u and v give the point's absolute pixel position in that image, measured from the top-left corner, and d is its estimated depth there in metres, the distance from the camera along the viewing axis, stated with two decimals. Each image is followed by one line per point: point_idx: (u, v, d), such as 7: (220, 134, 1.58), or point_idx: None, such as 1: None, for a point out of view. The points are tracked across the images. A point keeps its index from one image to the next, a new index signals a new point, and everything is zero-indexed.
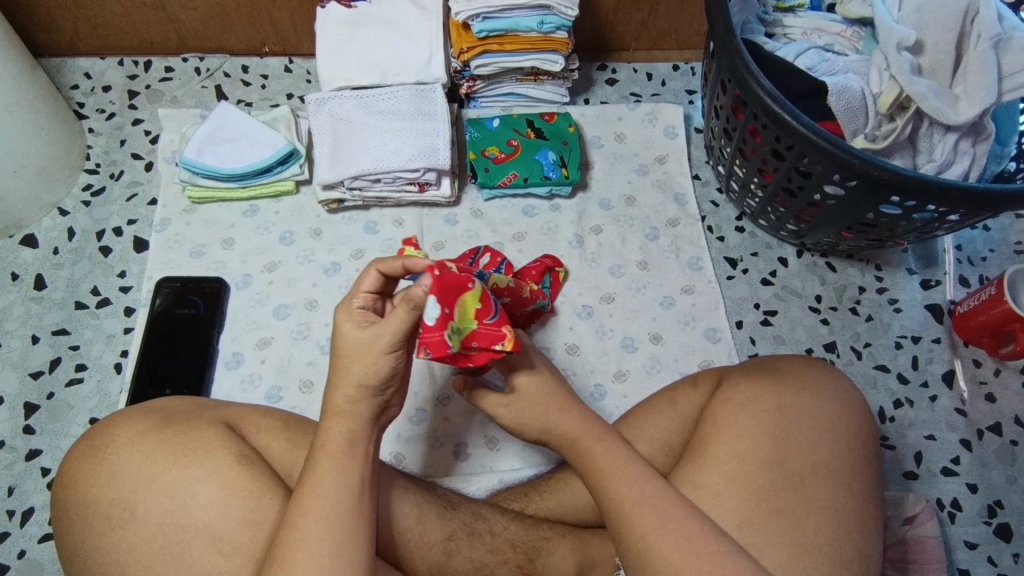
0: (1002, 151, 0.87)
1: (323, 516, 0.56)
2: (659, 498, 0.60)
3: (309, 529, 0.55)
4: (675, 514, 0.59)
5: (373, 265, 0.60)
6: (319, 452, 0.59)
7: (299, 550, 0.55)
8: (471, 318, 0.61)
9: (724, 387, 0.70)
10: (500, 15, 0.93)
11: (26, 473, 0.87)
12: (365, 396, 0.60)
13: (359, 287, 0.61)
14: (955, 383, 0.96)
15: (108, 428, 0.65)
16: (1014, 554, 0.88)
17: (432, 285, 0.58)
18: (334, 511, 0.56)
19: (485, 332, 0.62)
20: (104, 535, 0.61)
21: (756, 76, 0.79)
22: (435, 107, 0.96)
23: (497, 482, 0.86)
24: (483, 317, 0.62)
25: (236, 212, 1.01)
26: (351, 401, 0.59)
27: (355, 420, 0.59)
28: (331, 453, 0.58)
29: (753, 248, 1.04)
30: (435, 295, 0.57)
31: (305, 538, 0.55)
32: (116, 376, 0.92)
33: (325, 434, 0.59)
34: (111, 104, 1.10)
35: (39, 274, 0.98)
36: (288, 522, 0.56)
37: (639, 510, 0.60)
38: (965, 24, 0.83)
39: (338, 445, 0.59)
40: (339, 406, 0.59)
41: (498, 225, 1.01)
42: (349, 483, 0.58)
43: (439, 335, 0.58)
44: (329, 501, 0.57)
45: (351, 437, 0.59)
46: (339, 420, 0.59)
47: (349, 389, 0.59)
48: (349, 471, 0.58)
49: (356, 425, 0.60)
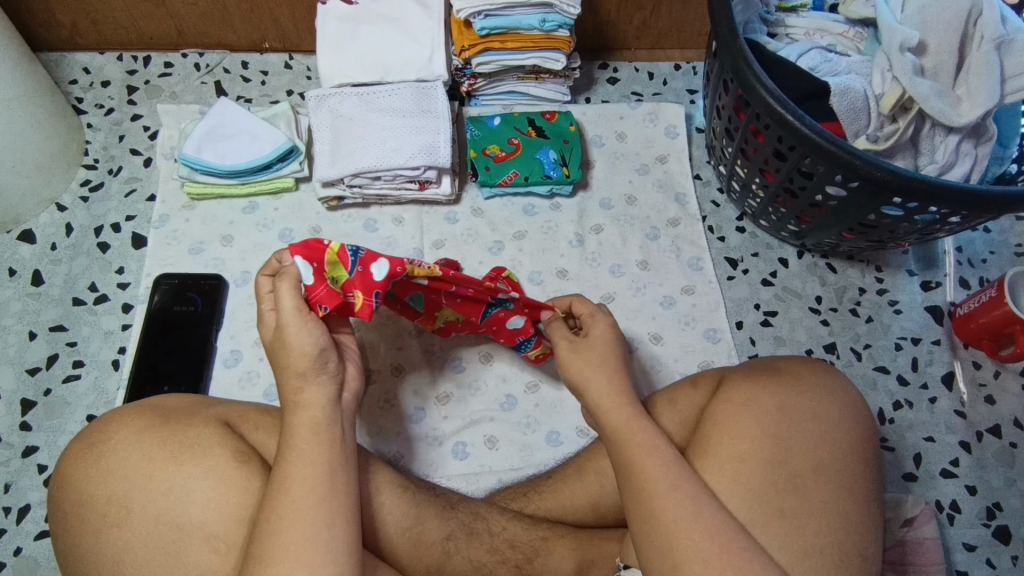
0: (1003, 153, 0.86)
1: (303, 507, 0.56)
2: (676, 492, 0.59)
3: (285, 521, 0.55)
4: (687, 507, 0.58)
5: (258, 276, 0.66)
6: (286, 446, 0.59)
7: (277, 544, 0.54)
8: (339, 273, 0.66)
9: (724, 388, 0.70)
10: (501, 13, 0.92)
11: (23, 470, 0.87)
12: (311, 382, 0.61)
13: (261, 293, 0.65)
14: (955, 385, 0.96)
15: (105, 425, 0.65)
16: (1012, 556, 0.88)
17: (293, 250, 0.63)
18: (305, 502, 0.56)
19: (349, 283, 0.66)
20: (100, 533, 0.61)
21: (760, 76, 0.79)
22: (435, 105, 0.95)
23: (496, 482, 0.85)
24: (348, 267, 0.66)
25: (235, 209, 1.00)
26: (301, 391, 0.61)
27: (317, 408, 0.60)
28: (298, 445, 0.59)
29: (754, 249, 1.04)
30: (298, 258, 0.63)
31: (279, 530, 0.55)
32: (114, 373, 0.92)
33: (289, 429, 0.60)
34: (109, 99, 1.09)
35: (36, 269, 0.97)
36: (262, 518, 0.56)
37: (656, 509, 0.58)
38: (968, 26, 0.82)
39: (303, 437, 0.59)
40: (292, 399, 0.61)
41: (499, 224, 1.01)
42: (319, 471, 0.58)
43: (324, 289, 0.63)
44: (306, 490, 0.57)
45: (315, 425, 0.60)
46: (299, 412, 0.60)
47: (293, 377, 0.61)
48: (316, 459, 0.58)
49: (318, 413, 0.60)
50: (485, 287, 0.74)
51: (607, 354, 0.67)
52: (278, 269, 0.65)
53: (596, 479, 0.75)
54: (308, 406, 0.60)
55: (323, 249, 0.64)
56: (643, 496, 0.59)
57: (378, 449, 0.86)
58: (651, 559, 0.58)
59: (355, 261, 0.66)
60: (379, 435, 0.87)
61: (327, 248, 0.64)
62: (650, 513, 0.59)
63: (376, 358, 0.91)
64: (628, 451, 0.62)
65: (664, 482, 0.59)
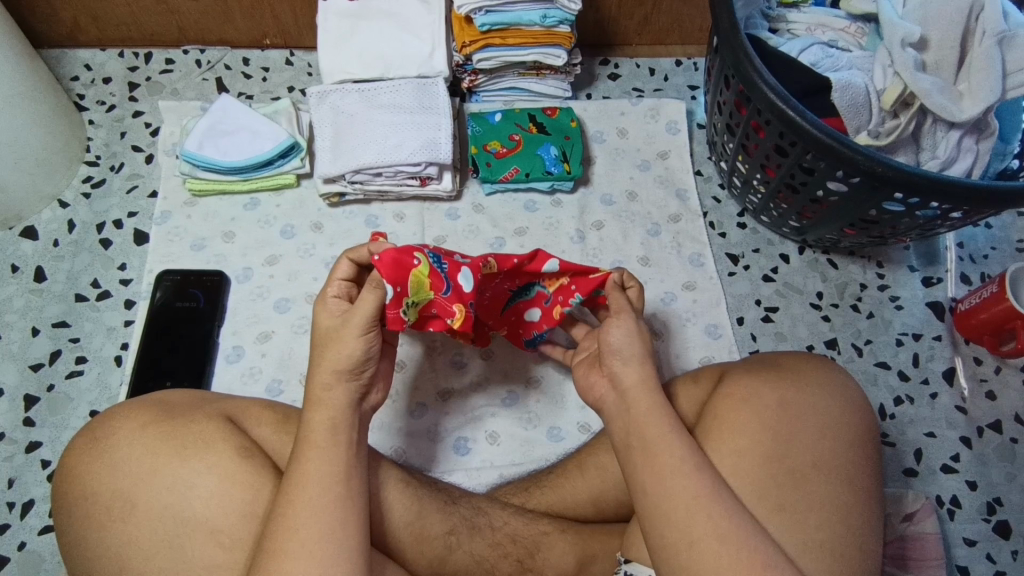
0: (1005, 148, 0.86)
1: (315, 506, 0.56)
2: (684, 481, 0.59)
3: (296, 519, 0.55)
4: (693, 494, 0.58)
5: (342, 255, 0.66)
6: (302, 442, 0.60)
7: (289, 540, 0.55)
8: (426, 290, 0.65)
9: (725, 383, 0.70)
10: (502, 8, 0.93)
11: (26, 466, 0.87)
12: (340, 382, 0.62)
13: (332, 277, 0.66)
14: (955, 381, 0.96)
15: (110, 421, 0.65)
16: (1013, 551, 0.88)
17: (379, 268, 0.62)
18: (320, 498, 0.57)
19: (444, 301, 0.67)
20: (104, 527, 0.61)
21: (761, 72, 0.79)
22: (436, 101, 0.95)
23: (498, 477, 0.86)
24: (440, 286, 0.66)
25: (237, 205, 1.00)
26: (326, 388, 0.61)
27: (334, 407, 0.61)
28: (315, 442, 0.59)
29: (754, 245, 1.04)
30: (383, 278, 0.62)
31: (292, 527, 0.55)
32: (116, 368, 0.92)
33: (308, 425, 0.60)
34: (111, 95, 1.09)
35: (39, 266, 0.98)
36: (276, 514, 0.56)
37: (660, 506, 0.59)
38: (969, 21, 0.82)
39: (320, 434, 0.60)
40: (314, 394, 0.61)
41: (500, 219, 1.01)
42: (332, 469, 0.58)
43: (394, 312, 0.63)
44: (318, 489, 0.57)
45: (332, 424, 0.60)
46: (320, 410, 0.61)
47: (325, 374, 0.61)
48: (330, 458, 0.59)
49: (336, 412, 0.61)
50: (533, 258, 0.73)
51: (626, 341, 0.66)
52: (362, 258, 0.66)
53: (597, 474, 0.75)
54: (328, 404, 0.61)
55: (409, 271, 0.63)
56: (647, 491, 0.60)
57: (379, 444, 0.86)
58: (659, 551, 0.58)
59: (446, 278, 0.67)
60: (381, 429, 0.87)
61: (415, 270, 0.63)
62: (657, 502, 0.59)
63: None
64: (633, 447, 0.62)
65: (670, 472, 0.59)
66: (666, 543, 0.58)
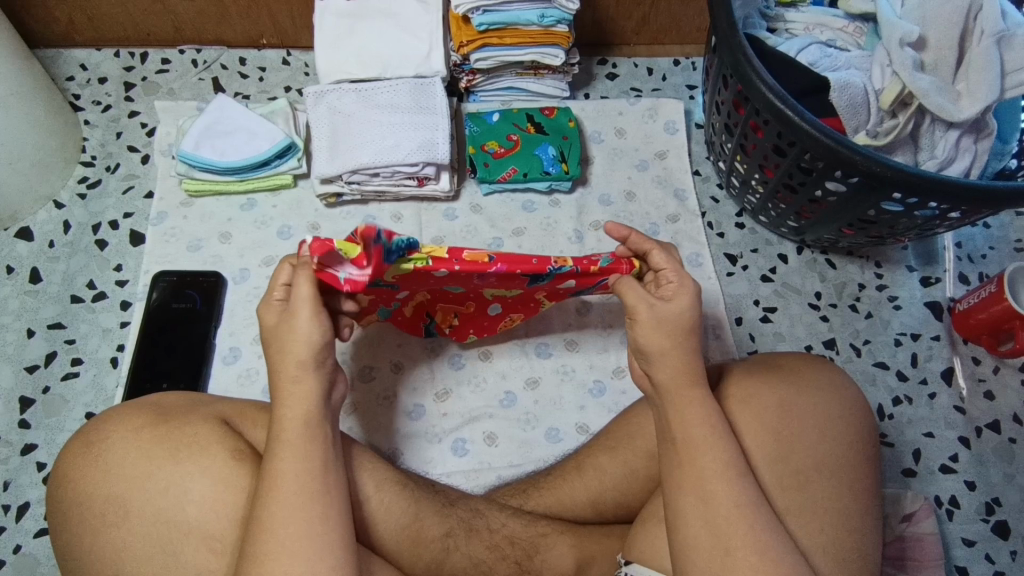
0: (1003, 148, 0.86)
1: (288, 507, 0.56)
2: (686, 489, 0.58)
3: (274, 520, 0.55)
4: (706, 502, 0.58)
5: (282, 262, 0.65)
6: (275, 441, 0.59)
7: (269, 542, 0.54)
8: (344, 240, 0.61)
9: (725, 384, 0.69)
10: (499, 8, 0.92)
11: (22, 468, 0.87)
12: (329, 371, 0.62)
13: (275, 282, 0.64)
14: (954, 381, 0.96)
15: (104, 423, 0.65)
16: (1012, 551, 0.88)
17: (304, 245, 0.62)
18: (295, 497, 0.56)
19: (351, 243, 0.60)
20: (98, 531, 0.61)
21: (760, 74, 0.78)
22: (434, 101, 0.95)
23: (496, 478, 0.86)
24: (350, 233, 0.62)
25: (234, 206, 1.00)
26: (314, 378, 0.61)
27: (307, 398, 0.60)
28: (287, 441, 0.58)
29: (753, 245, 1.04)
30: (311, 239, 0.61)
31: (271, 529, 0.55)
32: (112, 370, 0.91)
33: (280, 424, 0.59)
34: (107, 95, 1.09)
35: (35, 267, 0.97)
36: (253, 516, 0.56)
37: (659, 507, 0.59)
38: (968, 20, 0.82)
39: (293, 433, 0.59)
40: (306, 388, 0.61)
41: (498, 220, 1.01)
42: (308, 467, 0.58)
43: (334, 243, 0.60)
44: (293, 488, 0.56)
45: (306, 422, 0.60)
46: (309, 407, 0.60)
47: (312, 365, 0.61)
48: (305, 457, 0.58)
49: (313, 406, 0.60)
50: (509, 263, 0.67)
51: (636, 330, 0.65)
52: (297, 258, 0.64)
53: (595, 475, 0.75)
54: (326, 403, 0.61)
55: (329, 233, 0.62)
56: None
57: (376, 446, 0.86)
58: None
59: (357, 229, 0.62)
60: (379, 431, 0.87)
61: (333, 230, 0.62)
62: (683, 502, 0.59)
63: (376, 355, 0.91)
64: None
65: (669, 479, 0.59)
66: (699, 544, 0.57)
